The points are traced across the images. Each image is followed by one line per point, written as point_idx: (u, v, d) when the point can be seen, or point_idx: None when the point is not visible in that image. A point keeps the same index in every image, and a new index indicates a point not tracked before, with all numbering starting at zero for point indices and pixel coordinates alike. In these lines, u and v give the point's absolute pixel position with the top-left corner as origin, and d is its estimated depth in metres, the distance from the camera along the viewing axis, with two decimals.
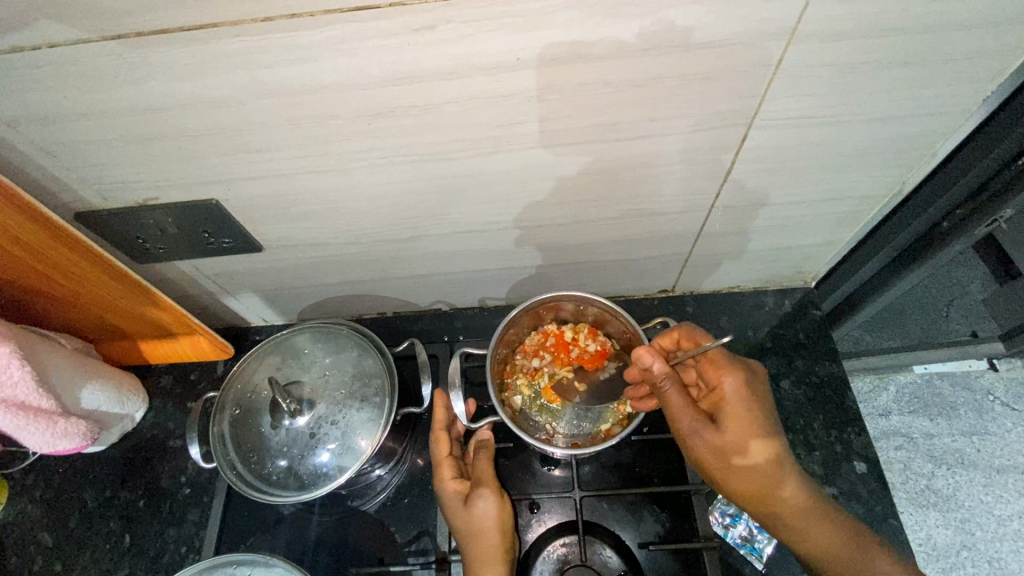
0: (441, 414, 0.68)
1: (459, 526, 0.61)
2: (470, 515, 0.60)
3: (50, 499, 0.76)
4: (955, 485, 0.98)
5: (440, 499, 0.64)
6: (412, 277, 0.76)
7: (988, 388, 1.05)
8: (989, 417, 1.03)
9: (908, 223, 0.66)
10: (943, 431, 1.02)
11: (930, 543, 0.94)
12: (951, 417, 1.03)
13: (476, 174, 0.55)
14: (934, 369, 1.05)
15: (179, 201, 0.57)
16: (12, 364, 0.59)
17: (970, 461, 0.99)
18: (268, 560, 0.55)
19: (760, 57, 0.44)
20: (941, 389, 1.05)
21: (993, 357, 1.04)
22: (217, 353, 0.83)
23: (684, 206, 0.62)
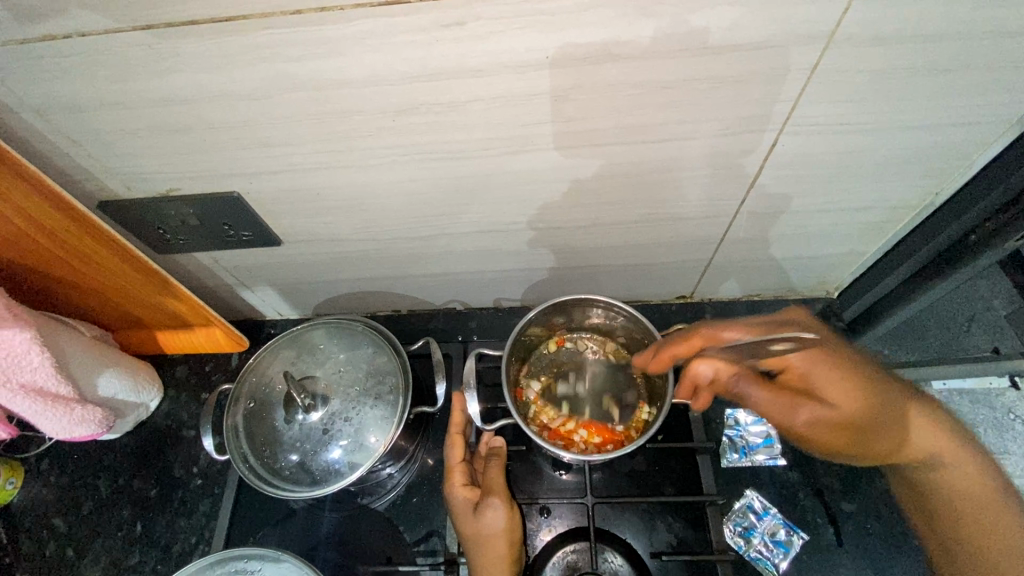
0: (457, 416, 0.68)
1: (468, 536, 0.60)
2: (478, 523, 0.59)
3: (65, 485, 0.77)
4: None
5: (451, 505, 0.63)
6: (428, 276, 0.75)
7: None
8: None
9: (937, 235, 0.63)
10: None
11: None
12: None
13: (497, 174, 0.55)
14: None
15: (200, 193, 0.58)
16: (32, 351, 0.60)
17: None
18: (276, 555, 0.55)
19: (794, 61, 0.43)
20: None
21: None
22: (232, 345, 0.83)
23: (707, 211, 0.61)
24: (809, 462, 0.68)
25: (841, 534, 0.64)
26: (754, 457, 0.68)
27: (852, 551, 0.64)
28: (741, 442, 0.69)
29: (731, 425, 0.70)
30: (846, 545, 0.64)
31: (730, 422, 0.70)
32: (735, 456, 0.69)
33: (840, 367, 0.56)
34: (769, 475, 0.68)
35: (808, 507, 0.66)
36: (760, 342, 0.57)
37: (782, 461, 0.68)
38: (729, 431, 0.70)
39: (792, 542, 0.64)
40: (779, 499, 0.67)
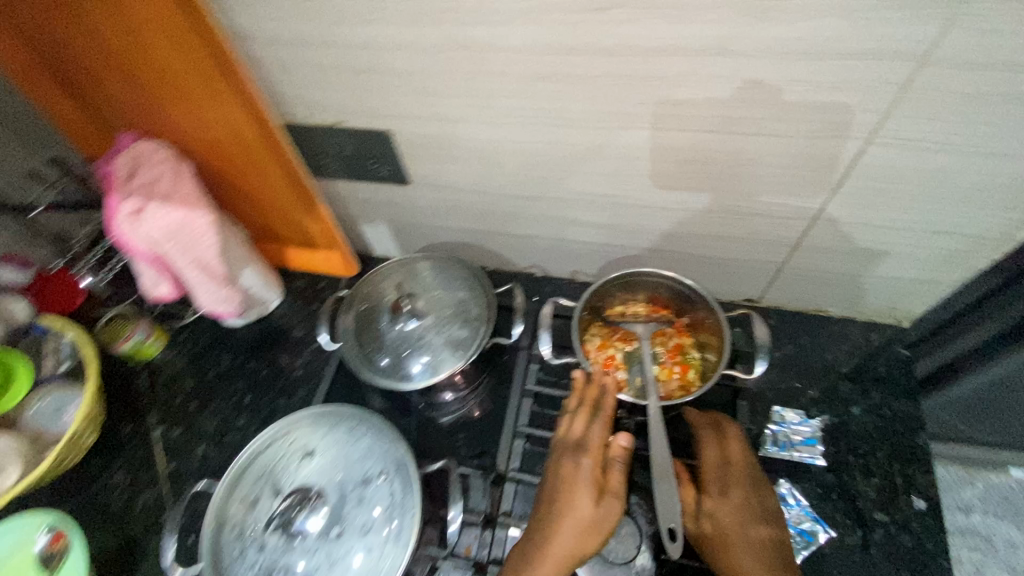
0: (609, 403, 0.67)
1: (575, 512, 0.60)
2: (592, 508, 0.60)
3: (197, 354, 0.94)
4: None
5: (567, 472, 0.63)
6: (520, 237, 0.85)
7: None
8: None
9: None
10: None
11: None
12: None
13: (605, 146, 0.64)
14: None
15: (360, 128, 0.71)
16: (208, 232, 0.77)
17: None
18: (384, 424, 0.59)
19: (889, 75, 0.49)
20: None
21: None
22: (343, 270, 0.97)
23: (787, 212, 0.67)
24: (848, 470, 0.71)
25: (869, 540, 0.67)
26: (793, 452, 0.72)
27: (876, 557, 0.66)
28: (783, 436, 0.73)
29: (776, 421, 0.75)
30: (872, 552, 0.66)
31: (776, 417, 0.75)
32: (775, 447, 0.73)
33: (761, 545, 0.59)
34: (805, 472, 0.71)
35: (840, 508, 0.69)
36: (733, 471, 0.63)
37: (821, 462, 0.72)
38: (773, 425, 0.75)
39: (817, 534, 0.67)
40: (812, 496, 0.70)
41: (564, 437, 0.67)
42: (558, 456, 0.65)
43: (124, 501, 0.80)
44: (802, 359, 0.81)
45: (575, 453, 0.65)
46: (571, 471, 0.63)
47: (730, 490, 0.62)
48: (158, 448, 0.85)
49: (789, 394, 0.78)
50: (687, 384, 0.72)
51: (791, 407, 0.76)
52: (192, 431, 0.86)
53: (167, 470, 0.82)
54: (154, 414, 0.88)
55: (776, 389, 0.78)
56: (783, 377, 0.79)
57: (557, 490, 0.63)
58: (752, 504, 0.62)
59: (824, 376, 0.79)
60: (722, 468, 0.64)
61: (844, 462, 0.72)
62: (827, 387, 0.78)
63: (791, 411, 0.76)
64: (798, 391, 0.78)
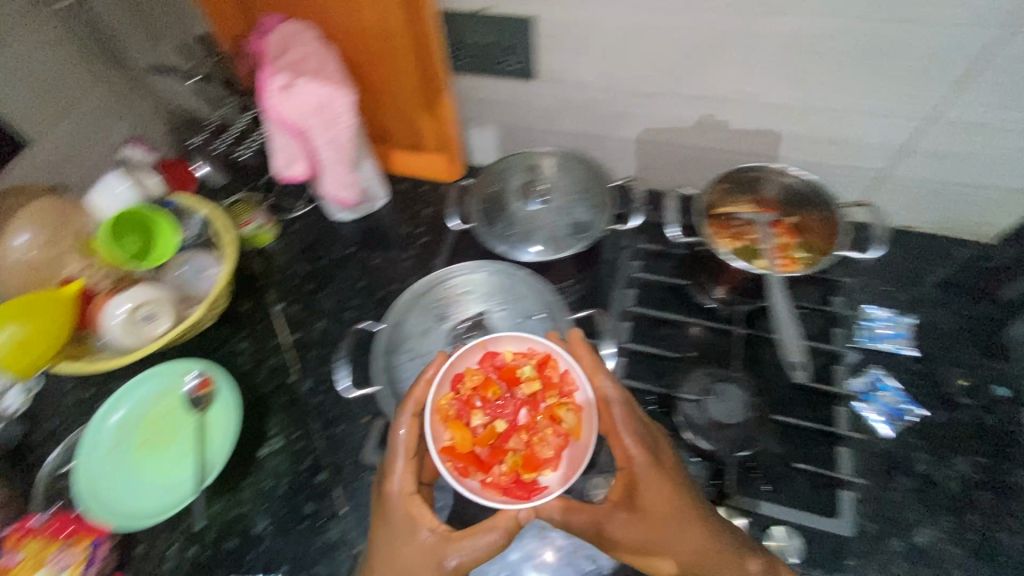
0: (457, 437, 0.64)
1: (411, 554, 0.60)
2: (468, 542, 0.59)
3: (308, 244, 0.99)
4: None
5: (396, 531, 0.61)
6: (631, 141, 0.90)
7: None
8: None
9: None
10: None
11: None
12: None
13: (752, 33, 0.68)
14: None
15: (508, 15, 0.76)
16: (347, 113, 0.81)
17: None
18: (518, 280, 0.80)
19: None
20: None
21: None
22: (446, 174, 1.01)
23: (906, 109, 0.72)
24: (935, 361, 0.77)
25: (957, 418, 0.73)
26: (884, 344, 0.78)
27: (963, 431, 0.72)
28: (870, 330, 0.80)
29: (866, 317, 0.81)
30: (959, 426, 0.73)
31: (866, 314, 0.81)
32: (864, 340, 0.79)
33: (674, 487, 0.61)
34: (895, 360, 0.78)
35: (928, 391, 0.75)
36: (649, 439, 0.64)
37: (910, 351, 0.78)
38: (863, 321, 0.81)
39: (908, 412, 0.74)
40: (901, 380, 0.77)
41: (382, 481, 0.64)
42: (378, 490, 0.65)
43: (252, 364, 0.87)
44: (898, 270, 0.86)
45: (381, 483, 0.64)
46: (387, 527, 0.62)
47: (646, 481, 0.61)
48: (280, 321, 0.91)
49: (879, 297, 0.83)
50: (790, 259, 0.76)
51: (880, 306, 0.82)
52: (311, 309, 0.91)
53: (290, 340, 0.88)
54: (274, 292, 0.94)
55: (867, 292, 0.84)
56: (874, 284, 0.85)
57: (391, 552, 0.60)
58: (659, 449, 0.64)
59: (916, 284, 0.85)
60: (634, 420, 0.64)
61: (932, 355, 0.78)
62: (916, 291, 0.84)
63: (880, 310, 0.82)
64: (888, 295, 0.83)
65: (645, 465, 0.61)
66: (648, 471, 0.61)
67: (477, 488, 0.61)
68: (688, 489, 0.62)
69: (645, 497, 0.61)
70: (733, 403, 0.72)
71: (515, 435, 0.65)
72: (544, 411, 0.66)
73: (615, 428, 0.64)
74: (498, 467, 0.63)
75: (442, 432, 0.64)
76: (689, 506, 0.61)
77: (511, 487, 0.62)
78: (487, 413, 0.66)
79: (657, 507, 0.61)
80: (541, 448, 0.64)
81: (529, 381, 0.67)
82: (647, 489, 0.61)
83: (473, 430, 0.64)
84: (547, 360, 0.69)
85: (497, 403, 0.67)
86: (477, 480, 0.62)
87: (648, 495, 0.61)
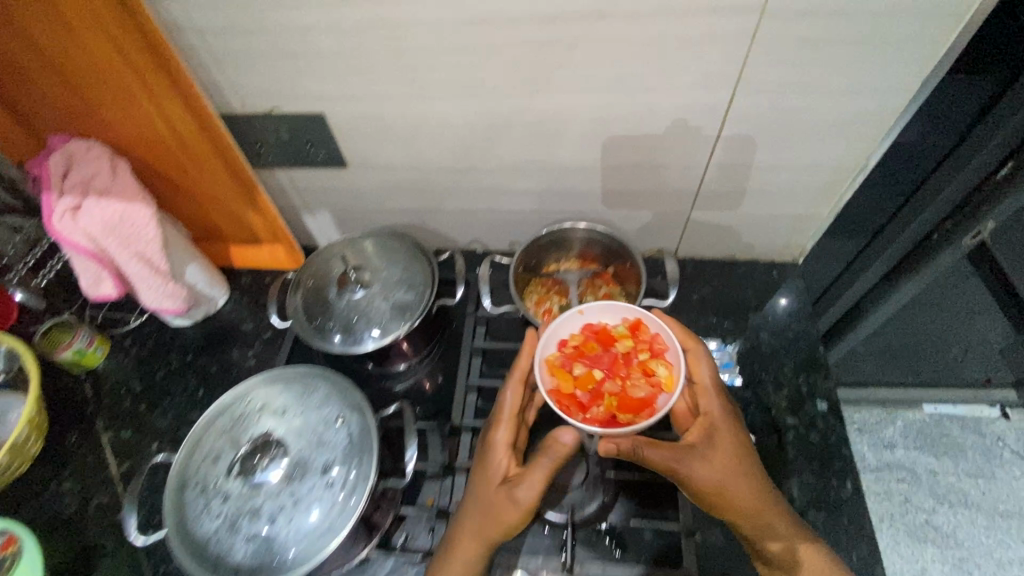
0: (512, 400, 0.67)
1: (493, 493, 0.62)
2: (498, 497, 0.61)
3: (143, 358, 0.93)
4: (955, 524, 1.35)
5: (487, 485, 0.63)
6: (458, 211, 0.91)
7: (999, 435, 1.45)
8: (996, 462, 1.42)
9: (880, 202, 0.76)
10: (944, 469, 1.42)
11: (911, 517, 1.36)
12: (957, 457, 1.42)
13: (524, 110, 0.71)
14: (942, 411, 1.48)
15: (294, 113, 0.76)
16: (150, 225, 0.78)
17: (976, 503, 1.37)
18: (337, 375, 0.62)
19: (740, 26, 0.58)
20: (950, 430, 1.47)
21: (1004, 407, 1.45)
22: (289, 262, 1.00)
23: (686, 161, 0.76)
24: (761, 385, 0.81)
25: (785, 441, 0.76)
26: None
27: (792, 455, 0.75)
28: None
29: None
30: (788, 449, 0.75)
31: None
32: None
33: (740, 437, 0.65)
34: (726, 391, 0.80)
35: (757, 417, 0.78)
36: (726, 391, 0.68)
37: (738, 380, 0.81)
38: None
39: None
40: None
41: (488, 451, 0.65)
42: (476, 456, 0.66)
43: (77, 505, 0.79)
44: (726, 299, 0.90)
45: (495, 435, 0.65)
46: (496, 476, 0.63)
47: (725, 434, 0.64)
48: (109, 450, 0.84)
49: (708, 330, 0.87)
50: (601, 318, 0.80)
51: (709, 339, 0.86)
52: (144, 431, 0.85)
53: (120, 471, 0.82)
54: (103, 419, 0.87)
55: (698, 327, 0.88)
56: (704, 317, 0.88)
57: (485, 474, 0.64)
58: (728, 404, 0.68)
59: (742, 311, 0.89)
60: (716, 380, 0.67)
61: (759, 379, 0.81)
62: (742, 318, 0.88)
63: (710, 341, 0.85)
64: (717, 326, 0.87)
65: (718, 408, 0.66)
66: (723, 419, 0.65)
67: (580, 424, 0.63)
68: (750, 442, 0.65)
69: (722, 441, 0.64)
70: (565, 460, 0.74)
71: (609, 379, 0.66)
72: (634, 365, 0.66)
73: (709, 388, 0.67)
74: (595, 408, 0.64)
75: (549, 378, 0.66)
76: (764, 475, 0.64)
77: (610, 422, 0.63)
78: (589, 364, 0.67)
79: (730, 451, 0.63)
80: (634, 387, 0.65)
81: (624, 339, 0.68)
82: (723, 434, 0.64)
83: (574, 374, 0.66)
84: (641, 326, 0.69)
85: (596, 357, 0.68)
86: (580, 418, 0.63)
87: (746, 453, 0.64)
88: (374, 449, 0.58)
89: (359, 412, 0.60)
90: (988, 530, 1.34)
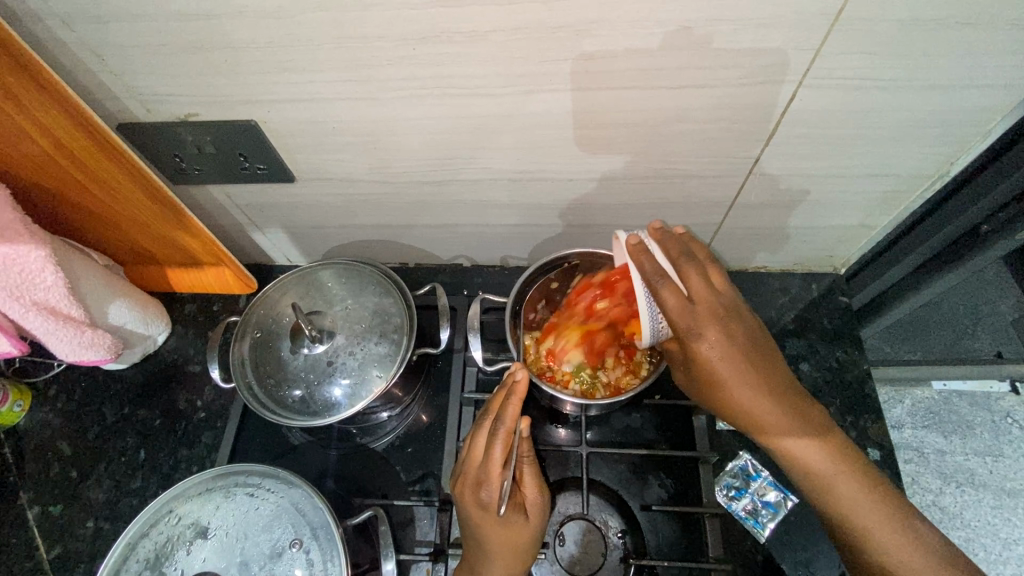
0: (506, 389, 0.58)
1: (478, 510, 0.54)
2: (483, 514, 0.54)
3: (71, 412, 0.78)
4: (962, 505, 1.03)
5: (475, 513, 0.55)
6: (438, 227, 0.75)
7: (1008, 410, 1.09)
8: (1005, 438, 1.07)
9: (954, 217, 0.63)
10: (955, 449, 1.07)
11: (938, 507, 1.02)
12: (966, 436, 1.08)
13: (520, 115, 0.55)
14: (953, 386, 1.11)
15: (220, 120, 0.58)
16: (47, 269, 0.62)
17: (981, 481, 1.04)
18: (285, 479, 0.50)
19: (820, 4, 0.42)
20: (959, 407, 1.10)
21: (1017, 381, 1.08)
22: (241, 287, 0.83)
23: (721, 169, 0.61)
24: None
25: None
26: None
27: None
28: None
29: None
30: None
31: None
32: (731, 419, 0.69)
33: (730, 377, 0.51)
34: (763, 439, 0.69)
35: None
36: (725, 314, 0.52)
37: None
38: None
39: (781, 504, 0.65)
40: (772, 462, 0.68)
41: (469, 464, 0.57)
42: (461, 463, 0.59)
43: None
44: None
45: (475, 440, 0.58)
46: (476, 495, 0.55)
47: (709, 372, 0.52)
48: (36, 532, 0.71)
49: None
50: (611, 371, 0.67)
51: None
52: (77, 506, 0.72)
53: (50, 558, 0.69)
54: (25, 491, 0.73)
55: None
56: None
57: (465, 483, 0.56)
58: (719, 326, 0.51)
59: (775, 335, 0.77)
60: (691, 314, 0.50)
61: None
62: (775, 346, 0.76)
63: None
64: None
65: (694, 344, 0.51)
66: (706, 355, 0.51)
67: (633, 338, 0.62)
68: (743, 376, 0.51)
69: (707, 377, 0.52)
70: (588, 549, 0.62)
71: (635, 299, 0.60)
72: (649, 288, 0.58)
73: (683, 329, 0.51)
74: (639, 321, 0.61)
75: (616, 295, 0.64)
76: (776, 411, 0.51)
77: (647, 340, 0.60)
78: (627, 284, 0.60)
79: (719, 389, 0.52)
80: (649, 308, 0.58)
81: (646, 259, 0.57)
82: (706, 370, 0.52)
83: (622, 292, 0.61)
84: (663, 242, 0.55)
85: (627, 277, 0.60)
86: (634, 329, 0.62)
87: (740, 392, 0.51)
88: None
89: (321, 531, 0.47)
90: (995, 512, 1.02)
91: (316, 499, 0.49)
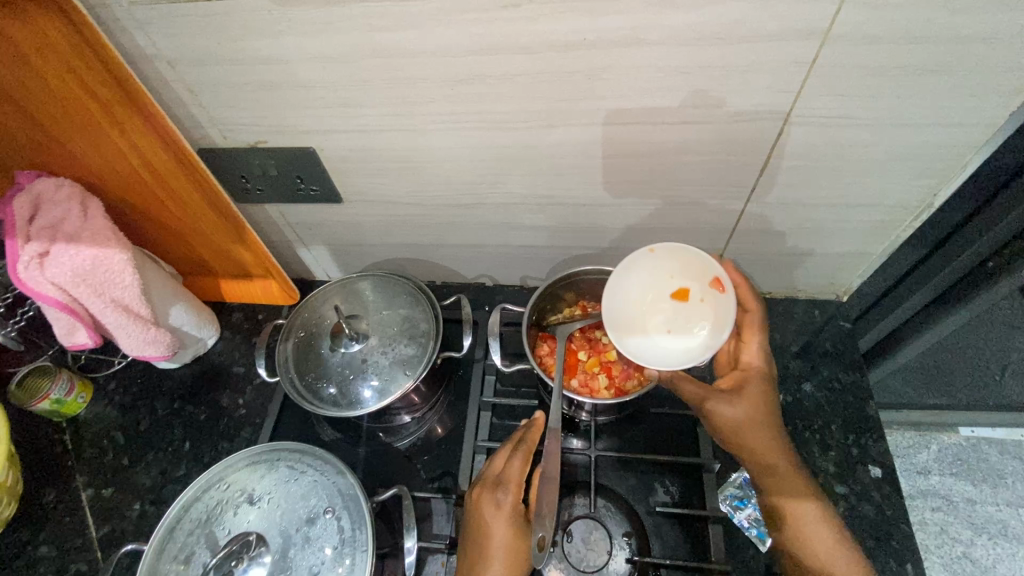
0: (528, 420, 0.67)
1: (493, 510, 0.59)
2: (495, 516, 0.59)
3: (126, 405, 0.86)
4: (995, 558, 1.00)
5: (488, 513, 0.59)
6: (464, 246, 0.83)
7: None
8: None
9: (963, 252, 0.67)
10: (986, 499, 1.05)
11: (967, 559, 1.00)
12: (996, 485, 1.06)
13: (540, 145, 0.63)
14: (981, 433, 1.10)
15: (283, 147, 0.68)
16: (127, 270, 0.71)
17: (1015, 534, 1.01)
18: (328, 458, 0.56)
19: (796, 54, 0.50)
20: (988, 455, 1.09)
21: None
22: (283, 298, 0.92)
23: (722, 198, 0.68)
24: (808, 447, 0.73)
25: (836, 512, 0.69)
26: None
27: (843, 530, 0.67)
28: None
29: None
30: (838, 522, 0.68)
31: None
32: None
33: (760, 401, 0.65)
34: None
35: None
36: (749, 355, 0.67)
37: None
38: None
39: None
40: None
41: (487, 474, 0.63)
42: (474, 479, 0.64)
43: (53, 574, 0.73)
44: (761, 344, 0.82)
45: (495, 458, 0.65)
46: (492, 498, 0.60)
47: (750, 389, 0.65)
48: (87, 511, 0.77)
49: None
50: (623, 381, 0.72)
51: None
52: (126, 489, 0.78)
53: (98, 536, 0.75)
54: (80, 474, 0.80)
55: None
56: None
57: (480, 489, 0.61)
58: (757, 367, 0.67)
59: (779, 357, 0.81)
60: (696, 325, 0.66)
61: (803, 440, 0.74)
62: (780, 367, 0.80)
63: None
64: None
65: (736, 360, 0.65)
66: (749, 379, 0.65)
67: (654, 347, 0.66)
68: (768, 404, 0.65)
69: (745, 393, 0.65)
70: (595, 546, 0.64)
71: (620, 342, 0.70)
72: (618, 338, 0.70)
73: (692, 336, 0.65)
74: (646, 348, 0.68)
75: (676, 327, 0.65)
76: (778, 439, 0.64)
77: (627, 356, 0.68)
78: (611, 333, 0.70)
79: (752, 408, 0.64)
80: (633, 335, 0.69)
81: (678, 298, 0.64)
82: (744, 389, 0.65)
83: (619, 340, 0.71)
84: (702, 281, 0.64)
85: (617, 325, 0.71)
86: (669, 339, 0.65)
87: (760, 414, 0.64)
88: (368, 549, 0.50)
89: (351, 502, 0.53)
90: None
91: (352, 479, 0.54)
